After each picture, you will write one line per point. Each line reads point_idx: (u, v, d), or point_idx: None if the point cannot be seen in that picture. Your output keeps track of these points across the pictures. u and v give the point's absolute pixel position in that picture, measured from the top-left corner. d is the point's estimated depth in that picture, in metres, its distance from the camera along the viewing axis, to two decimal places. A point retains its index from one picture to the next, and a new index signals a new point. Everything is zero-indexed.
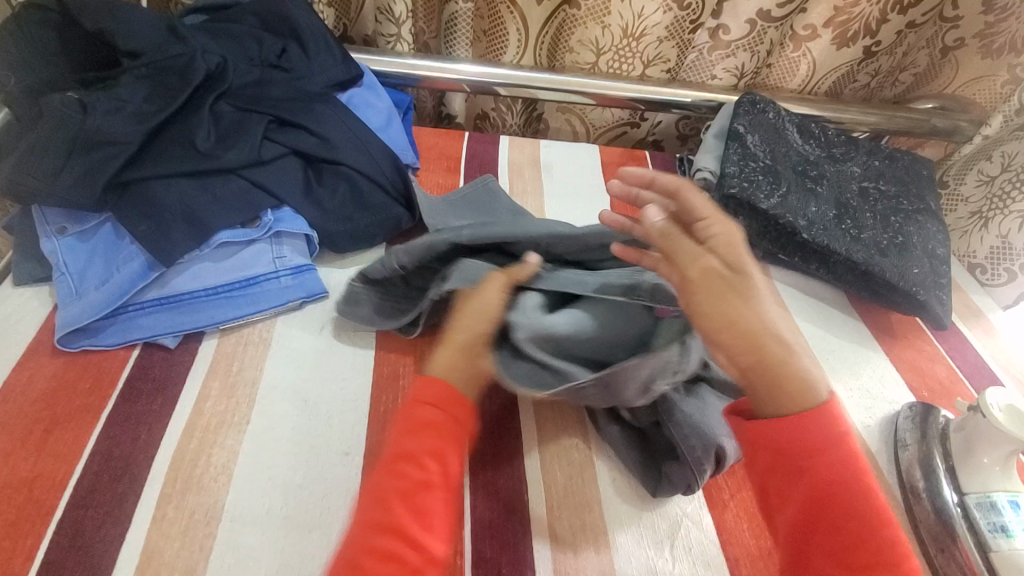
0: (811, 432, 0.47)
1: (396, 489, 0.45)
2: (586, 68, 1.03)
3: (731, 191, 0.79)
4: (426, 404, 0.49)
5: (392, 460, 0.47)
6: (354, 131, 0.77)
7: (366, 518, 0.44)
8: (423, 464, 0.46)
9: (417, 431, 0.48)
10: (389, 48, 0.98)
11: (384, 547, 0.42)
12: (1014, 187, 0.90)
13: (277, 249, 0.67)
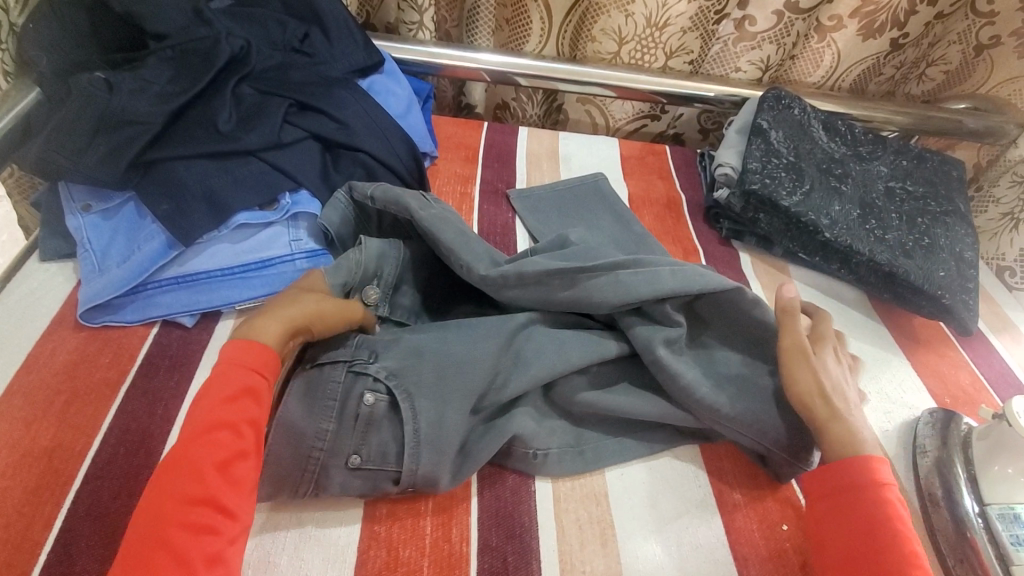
0: (864, 485, 0.49)
1: (211, 457, 0.43)
2: (607, 58, 1.02)
3: (751, 188, 0.78)
4: (240, 364, 0.48)
5: (211, 424, 0.45)
6: (373, 117, 0.78)
7: (174, 487, 0.41)
8: (239, 432, 0.45)
9: (226, 385, 0.47)
10: (411, 35, 0.98)
11: (205, 513, 0.41)
12: None
13: (294, 232, 0.67)
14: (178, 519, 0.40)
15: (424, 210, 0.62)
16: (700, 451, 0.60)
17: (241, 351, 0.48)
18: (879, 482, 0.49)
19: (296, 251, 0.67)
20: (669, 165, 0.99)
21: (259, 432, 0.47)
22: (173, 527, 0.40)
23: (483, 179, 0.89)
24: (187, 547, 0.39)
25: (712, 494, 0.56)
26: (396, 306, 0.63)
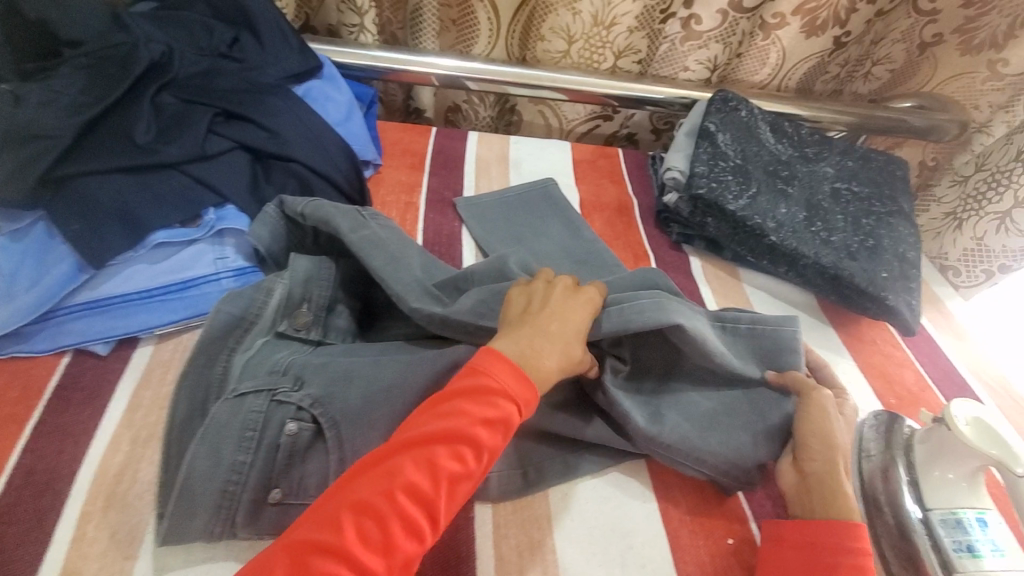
0: (831, 538, 0.47)
1: (448, 471, 0.44)
2: (558, 58, 1.00)
3: (698, 192, 0.77)
4: (484, 375, 0.47)
5: (456, 430, 0.45)
6: (308, 124, 0.74)
7: (408, 489, 0.42)
8: (478, 455, 0.45)
9: (484, 404, 0.46)
10: (352, 38, 0.95)
11: (419, 512, 0.42)
12: (989, 188, 0.93)
13: (219, 249, 0.65)
14: (383, 501, 0.41)
15: (353, 234, 0.61)
16: (645, 465, 0.59)
17: (510, 369, 0.48)
18: (853, 545, 0.47)
19: (221, 269, 0.64)
20: (621, 168, 0.98)
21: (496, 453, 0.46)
22: (392, 511, 0.41)
23: (429, 186, 0.86)
24: (390, 532, 0.41)
25: (656, 511, 0.55)
26: (332, 329, 0.62)
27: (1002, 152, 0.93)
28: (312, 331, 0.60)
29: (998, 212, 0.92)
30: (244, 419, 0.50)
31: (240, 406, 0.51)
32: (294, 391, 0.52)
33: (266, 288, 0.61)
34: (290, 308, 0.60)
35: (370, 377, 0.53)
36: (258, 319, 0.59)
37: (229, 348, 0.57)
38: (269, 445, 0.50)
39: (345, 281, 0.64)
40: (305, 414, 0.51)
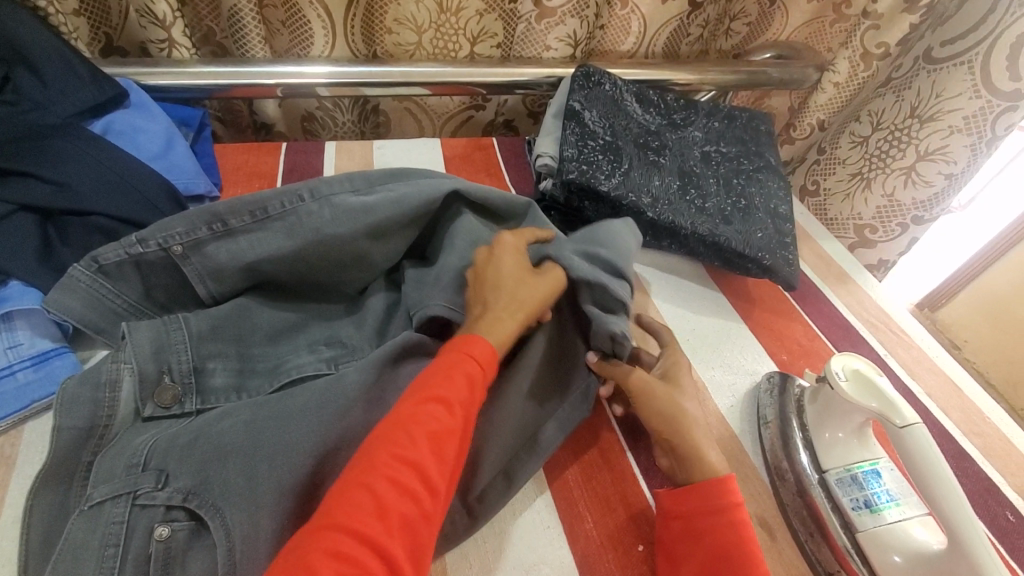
0: (699, 494, 0.49)
1: (424, 426, 0.42)
2: (410, 50, 0.94)
3: (569, 177, 0.73)
4: (460, 347, 0.48)
5: (429, 394, 0.44)
6: (108, 167, 0.63)
7: (388, 454, 0.40)
8: (453, 410, 0.44)
9: (447, 370, 0.46)
10: (165, 55, 0.83)
11: (409, 473, 0.40)
12: (891, 146, 0.99)
13: (6, 337, 0.53)
14: (375, 468, 0.40)
15: (190, 248, 0.56)
16: (548, 484, 0.55)
17: (468, 338, 0.48)
18: (721, 504, 0.48)
19: (13, 360, 0.52)
20: (496, 159, 0.93)
21: (473, 401, 0.45)
22: (379, 475, 0.39)
23: None
24: (384, 497, 0.38)
25: (561, 533, 0.51)
26: (207, 391, 0.53)
27: (895, 108, 0.99)
28: (185, 403, 0.52)
29: (903, 167, 0.99)
30: (103, 531, 0.42)
31: (98, 515, 0.42)
32: (159, 489, 0.43)
33: (110, 381, 0.50)
34: (147, 388, 0.51)
35: (235, 441, 0.45)
36: (112, 421, 0.49)
37: (86, 464, 0.47)
38: (137, 557, 0.41)
39: (210, 333, 0.55)
40: (179, 511, 0.43)
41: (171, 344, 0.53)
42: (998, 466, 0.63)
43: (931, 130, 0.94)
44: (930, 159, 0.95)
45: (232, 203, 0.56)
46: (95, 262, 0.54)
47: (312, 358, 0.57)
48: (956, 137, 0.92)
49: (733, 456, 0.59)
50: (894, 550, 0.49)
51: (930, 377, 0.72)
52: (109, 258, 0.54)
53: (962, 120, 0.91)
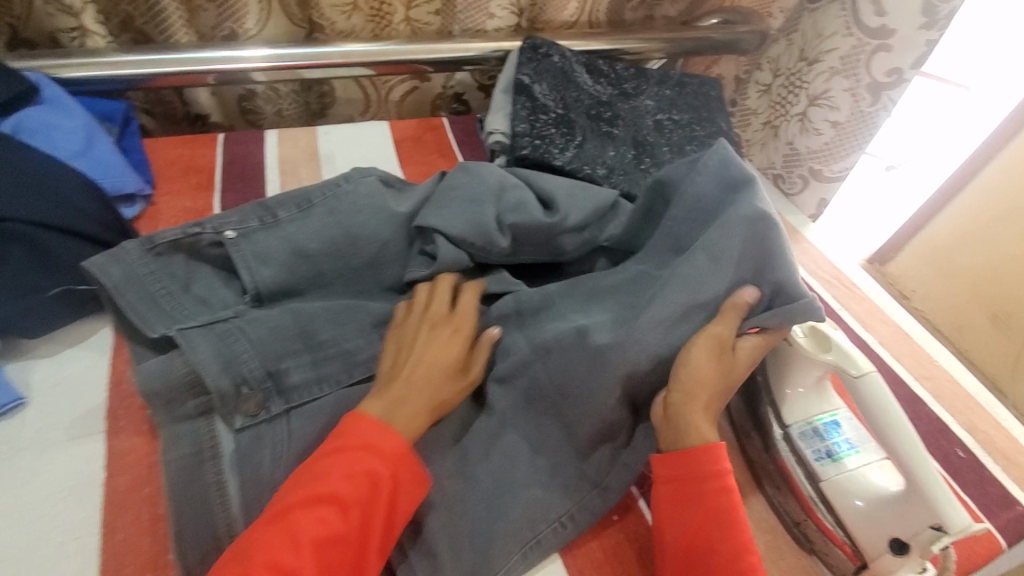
0: (696, 462, 0.47)
1: (312, 538, 0.40)
2: (346, 11, 0.87)
3: (522, 154, 0.72)
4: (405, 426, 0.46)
5: (315, 494, 0.41)
6: (22, 170, 0.58)
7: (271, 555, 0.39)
8: (346, 513, 0.41)
9: (387, 459, 0.44)
10: (78, 46, 0.77)
11: None
12: (790, 91, 0.93)
13: None
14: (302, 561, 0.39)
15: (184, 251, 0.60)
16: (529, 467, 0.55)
17: (377, 432, 0.45)
18: (710, 471, 0.47)
19: None
20: (448, 139, 0.90)
21: (378, 506, 0.42)
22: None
23: (226, 207, 0.72)
24: None
25: None
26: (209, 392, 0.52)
27: (788, 54, 0.93)
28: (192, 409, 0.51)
29: (799, 113, 0.92)
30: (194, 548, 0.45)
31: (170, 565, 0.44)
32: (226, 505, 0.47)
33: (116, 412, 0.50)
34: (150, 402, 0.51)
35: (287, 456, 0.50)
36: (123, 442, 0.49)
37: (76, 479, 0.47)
38: None
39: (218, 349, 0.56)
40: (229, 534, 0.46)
41: (208, 361, 0.52)
42: (945, 405, 0.67)
43: (816, 73, 0.88)
44: (816, 104, 0.89)
45: (229, 214, 0.62)
46: (107, 278, 0.55)
47: (383, 345, 0.59)
48: (835, 80, 0.86)
49: None
50: (856, 495, 0.50)
51: (883, 328, 0.75)
52: (119, 272, 0.56)
53: (840, 61, 0.85)
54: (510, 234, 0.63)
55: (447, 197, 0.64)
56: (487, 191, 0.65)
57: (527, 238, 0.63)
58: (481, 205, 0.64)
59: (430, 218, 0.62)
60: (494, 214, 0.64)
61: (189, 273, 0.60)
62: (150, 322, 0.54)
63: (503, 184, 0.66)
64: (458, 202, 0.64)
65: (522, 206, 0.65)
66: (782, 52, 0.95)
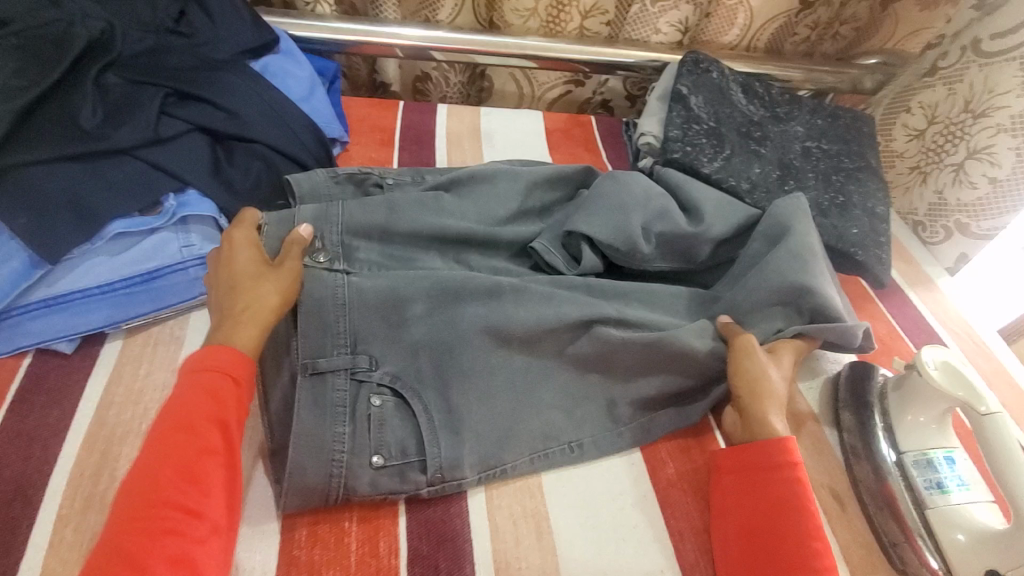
0: (765, 449, 0.53)
1: (197, 449, 0.44)
2: (526, 15, 0.96)
3: (673, 156, 0.77)
4: (209, 368, 0.47)
5: (173, 425, 0.44)
6: (267, 102, 0.70)
7: (173, 459, 0.43)
8: (199, 432, 0.44)
9: (203, 397, 0.46)
10: (309, 10, 0.90)
11: (194, 492, 0.42)
12: (947, 140, 0.90)
13: (183, 237, 0.60)
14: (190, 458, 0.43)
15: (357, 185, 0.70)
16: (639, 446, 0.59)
17: (208, 355, 0.48)
18: (777, 459, 0.52)
19: (187, 258, 0.59)
20: (594, 136, 0.96)
21: (214, 429, 0.45)
22: (159, 492, 0.41)
23: (401, 164, 0.84)
24: (184, 503, 0.41)
25: (643, 472, 0.57)
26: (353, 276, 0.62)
27: (948, 102, 0.90)
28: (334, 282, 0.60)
29: (954, 163, 0.90)
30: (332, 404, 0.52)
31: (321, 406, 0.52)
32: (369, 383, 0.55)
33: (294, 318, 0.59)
34: None
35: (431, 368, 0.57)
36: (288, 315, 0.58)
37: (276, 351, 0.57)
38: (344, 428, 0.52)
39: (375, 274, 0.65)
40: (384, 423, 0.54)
41: (367, 294, 0.57)
42: None
43: (981, 126, 0.86)
44: (977, 157, 0.86)
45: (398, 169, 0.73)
46: (299, 217, 0.62)
47: None
48: (1002, 137, 0.83)
49: (810, 434, 0.63)
50: (959, 529, 0.52)
51: (1010, 390, 0.73)
52: (309, 212, 0.62)
53: (1010, 120, 0.82)
54: (654, 240, 0.68)
55: (594, 203, 0.68)
56: (635, 199, 0.68)
57: (672, 242, 0.68)
58: (626, 207, 0.67)
59: (579, 222, 0.66)
60: (639, 219, 0.67)
61: (357, 202, 0.70)
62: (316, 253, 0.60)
63: (648, 193, 0.70)
64: (609, 203, 0.67)
65: (664, 210, 0.69)
66: (937, 99, 0.92)
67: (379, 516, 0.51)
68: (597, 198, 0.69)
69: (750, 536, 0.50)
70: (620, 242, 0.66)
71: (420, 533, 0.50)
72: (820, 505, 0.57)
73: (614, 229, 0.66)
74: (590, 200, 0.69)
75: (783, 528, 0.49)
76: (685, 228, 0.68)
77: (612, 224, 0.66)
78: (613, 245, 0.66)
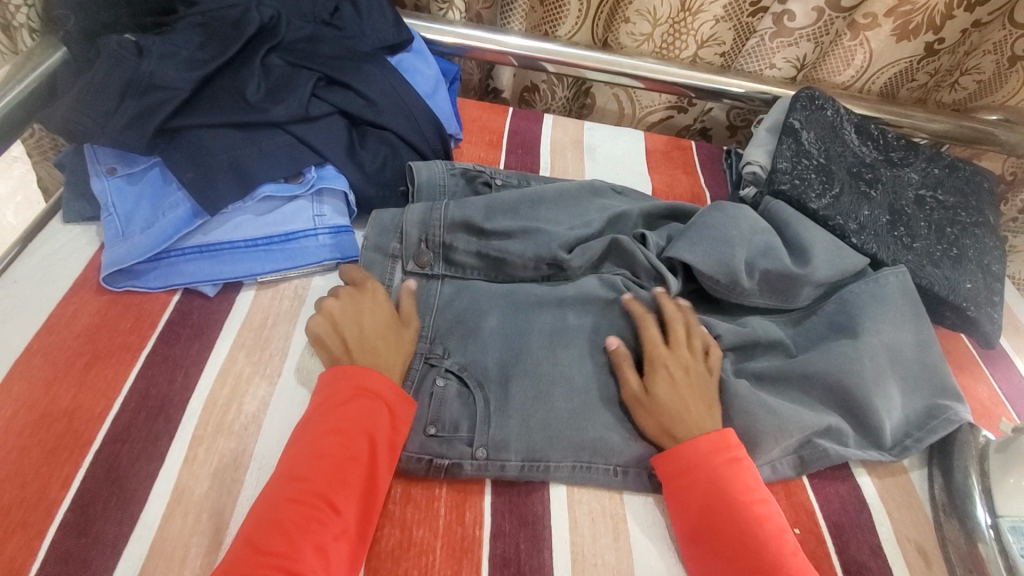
0: (697, 473, 0.51)
1: (338, 453, 0.48)
2: (642, 39, 0.99)
3: (780, 188, 0.77)
4: (366, 390, 0.51)
5: (331, 432, 0.49)
6: (400, 93, 0.76)
7: (318, 458, 0.47)
8: (349, 441, 0.48)
9: (356, 419, 0.50)
10: (441, 15, 0.97)
11: (328, 492, 0.46)
12: None
13: (318, 207, 0.66)
14: (299, 556, 0.43)
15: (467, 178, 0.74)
16: None
17: (359, 379, 0.52)
18: (711, 484, 0.50)
19: (319, 225, 0.66)
20: (693, 160, 0.98)
21: (360, 439, 0.49)
22: (308, 485, 0.46)
23: (507, 166, 0.89)
24: (314, 502, 0.45)
25: None
26: (448, 259, 0.67)
27: None
28: (433, 267, 0.66)
29: None
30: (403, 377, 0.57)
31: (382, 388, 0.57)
32: (444, 358, 0.59)
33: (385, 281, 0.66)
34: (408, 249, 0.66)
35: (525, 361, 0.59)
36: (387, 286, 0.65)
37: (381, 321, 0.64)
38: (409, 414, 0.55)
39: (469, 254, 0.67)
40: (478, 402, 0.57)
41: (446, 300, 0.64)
42: None
43: None
44: None
45: (508, 172, 0.77)
46: (408, 216, 0.66)
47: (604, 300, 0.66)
48: None
49: (899, 486, 0.61)
50: None
51: None
52: (417, 212, 0.67)
53: None
54: (757, 276, 0.68)
55: (702, 231, 0.69)
56: (739, 236, 0.69)
57: (777, 281, 0.68)
58: (730, 241, 0.68)
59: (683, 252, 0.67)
60: (741, 253, 0.68)
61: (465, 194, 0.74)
62: (421, 253, 0.66)
63: (753, 227, 0.71)
64: (715, 236, 0.68)
65: (765, 244, 0.70)
66: None
67: (469, 489, 0.54)
68: (706, 231, 0.69)
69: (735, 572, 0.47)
70: (721, 277, 0.66)
71: (501, 510, 0.53)
72: (904, 559, 0.55)
73: (715, 264, 0.66)
74: (700, 230, 0.69)
75: (757, 562, 0.46)
76: (787, 266, 0.68)
77: (716, 259, 0.67)
78: (716, 278, 0.66)
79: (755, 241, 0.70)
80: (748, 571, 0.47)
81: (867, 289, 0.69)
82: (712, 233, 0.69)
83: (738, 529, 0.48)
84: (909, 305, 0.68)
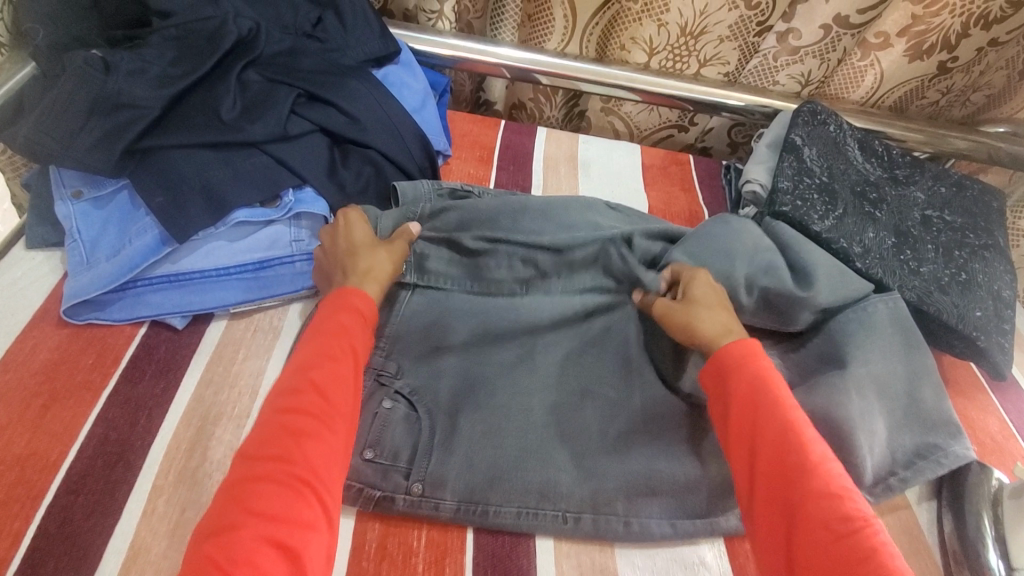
0: (728, 378, 0.51)
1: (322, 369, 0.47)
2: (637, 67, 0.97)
3: (782, 209, 0.74)
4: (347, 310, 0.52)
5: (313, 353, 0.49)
6: (385, 108, 0.73)
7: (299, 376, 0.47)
8: (334, 358, 0.48)
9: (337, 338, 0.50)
10: (430, 24, 0.93)
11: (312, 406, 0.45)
12: None
13: (296, 233, 0.63)
14: (301, 462, 0.42)
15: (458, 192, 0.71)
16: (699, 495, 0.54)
17: (339, 302, 0.52)
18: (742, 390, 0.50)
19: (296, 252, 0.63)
20: (691, 176, 0.94)
21: (345, 357, 0.49)
22: (295, 399, 0.45)
23: (497, 183, 0.86)
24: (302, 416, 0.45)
25: (722, 543, 0.54)
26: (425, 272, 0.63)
27: None
28: (406, 274, 0.63)
29: None
30: None
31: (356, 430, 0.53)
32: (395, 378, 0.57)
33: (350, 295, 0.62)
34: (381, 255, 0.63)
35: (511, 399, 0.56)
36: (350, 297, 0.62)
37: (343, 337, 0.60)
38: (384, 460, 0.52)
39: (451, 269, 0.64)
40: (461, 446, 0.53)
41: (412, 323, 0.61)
42: None
43: None
44: None
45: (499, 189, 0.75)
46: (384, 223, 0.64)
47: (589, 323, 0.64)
48: None
49: (906, 531, 0.58)
50: None
51: None
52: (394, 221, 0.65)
53: None
54: (757, 294, 0.65)
55: (700, 251, 0.66)
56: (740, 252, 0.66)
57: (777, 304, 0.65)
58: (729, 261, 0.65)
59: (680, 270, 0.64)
60: (740, 273, 0.65)
61: None
62: None
63: (755, 247, 0.68)
64: (714, 254, 0.66)
65: (762, 268, 0.66)
66: None
67: (449, 541, 0.50)
68: (706, 249, 0.66)
69: (766, 475, 0.46)
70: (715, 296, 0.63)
71: (483, 564, 0.50)
72: None
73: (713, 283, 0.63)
74: (697, 249, 0.66)
75: (787, 461, 0.45)
76: (788, 287, 0.64)
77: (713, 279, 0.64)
78: None
79: (757, 260, 0.67)
80: (783, 473, 0.45)
81: (859, 315, 0.66)
82: (711, 251, 0.66)
83: (772, 432, 0.47)
84: (901, 335, 0.65)
